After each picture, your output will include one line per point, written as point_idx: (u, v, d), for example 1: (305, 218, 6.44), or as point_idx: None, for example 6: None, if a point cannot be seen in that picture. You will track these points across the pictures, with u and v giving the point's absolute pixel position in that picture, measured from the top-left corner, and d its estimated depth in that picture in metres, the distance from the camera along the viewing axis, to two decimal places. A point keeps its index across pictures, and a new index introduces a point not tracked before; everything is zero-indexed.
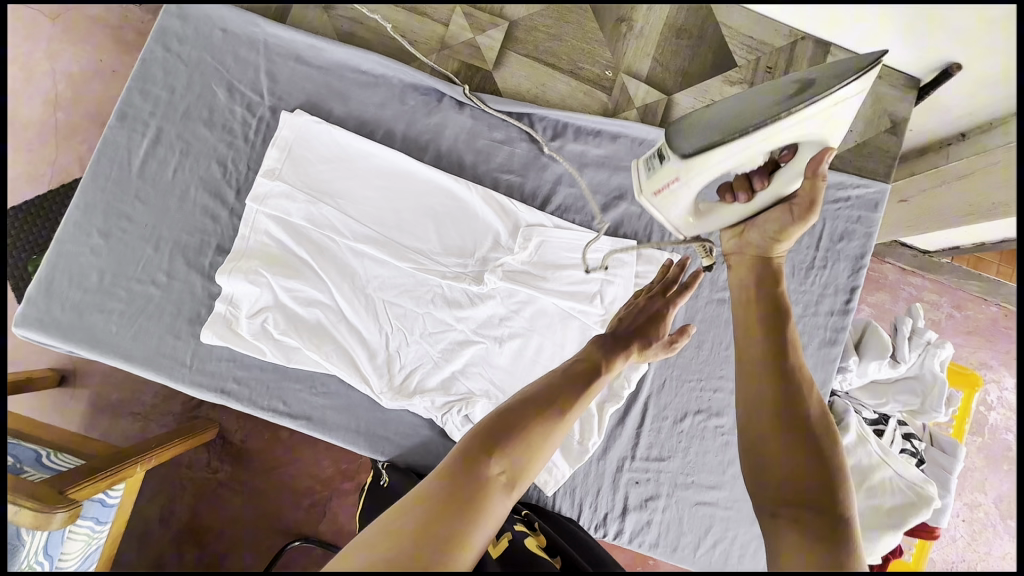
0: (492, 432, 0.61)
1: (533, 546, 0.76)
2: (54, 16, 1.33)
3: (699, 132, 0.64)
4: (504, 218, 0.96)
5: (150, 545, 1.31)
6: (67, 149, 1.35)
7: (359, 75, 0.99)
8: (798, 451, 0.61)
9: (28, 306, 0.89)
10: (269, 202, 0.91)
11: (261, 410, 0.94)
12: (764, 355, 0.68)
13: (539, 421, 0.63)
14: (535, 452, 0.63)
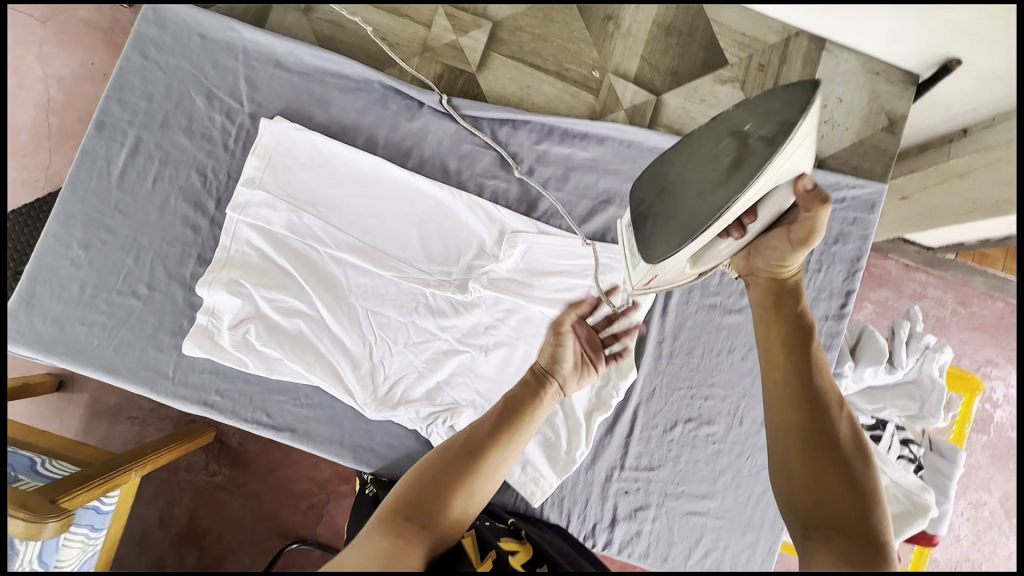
0: (420, 487, 0.62)
1: (520, 559, 0.71)
2: (45, 20, 1.32)
3: (663, 231, 0.59)
4: (489, 225, 0.95)
5: (150, 548, 1.31)
6: (61, 153, 1.34)
7: (340, 80, 0.97)
8: (829, 473, 0.57)
9: (9, 320, 0.89)
10: (249, 211, 0.89)
11: (244, 423, 0.93)
12: (791, 373, 0.63)
13: (458, 471, 0.64)
14: (458, 497, 0.63)
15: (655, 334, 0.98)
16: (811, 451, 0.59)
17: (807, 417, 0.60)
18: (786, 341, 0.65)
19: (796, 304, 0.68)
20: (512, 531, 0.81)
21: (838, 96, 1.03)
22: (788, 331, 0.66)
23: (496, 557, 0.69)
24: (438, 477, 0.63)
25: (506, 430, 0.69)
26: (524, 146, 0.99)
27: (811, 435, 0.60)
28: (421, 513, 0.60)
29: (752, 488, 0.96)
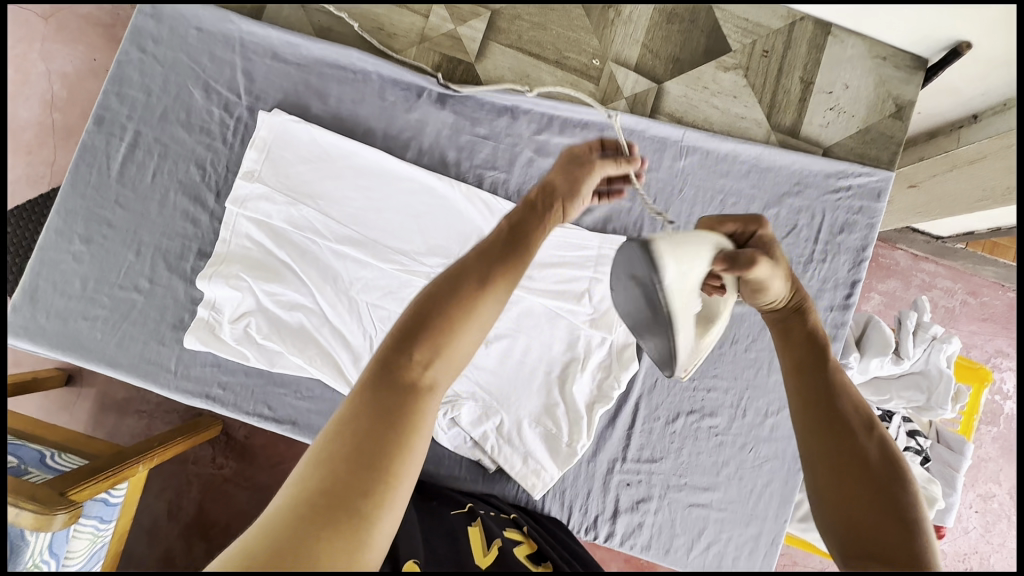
0: (413, 329, 0.51)
1: (523, 552, 0.71)
2: (48, 16, 1.32)
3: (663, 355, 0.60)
4: (489, 217, 0.94)
5: (158, 540, 1.33)
6: (66, 149, 1.35)
7: (338, 71, 0.96)
8: (869, 500, 0.49)
9: (13, 314, 0.90)
10: (248, 205, 0.89)
11: (246, 415, 0.93)
12: (811, 395, 0.55)
13: (459, 301, 0.52)
14: (462, 329, 0.52)
15: None
16: (843, 490, 0.50)
17: (834, 450, 0.52)
18: (802, 368, 0.58)
19: (809, 331, 0.60)
20: (516, 525, 0.81)
21: (843, 83, 1.01)
22: (801, 361, 0.58)
23: (501, 550, 0.69)
24: (434, 312, 0.51)
25: (512, 252, 0.57)
26: (523, 136, 0.98)
27: (844, 473, 0.50)
28: (420, 357, 0.50)
29: (755, 480, 0.95)
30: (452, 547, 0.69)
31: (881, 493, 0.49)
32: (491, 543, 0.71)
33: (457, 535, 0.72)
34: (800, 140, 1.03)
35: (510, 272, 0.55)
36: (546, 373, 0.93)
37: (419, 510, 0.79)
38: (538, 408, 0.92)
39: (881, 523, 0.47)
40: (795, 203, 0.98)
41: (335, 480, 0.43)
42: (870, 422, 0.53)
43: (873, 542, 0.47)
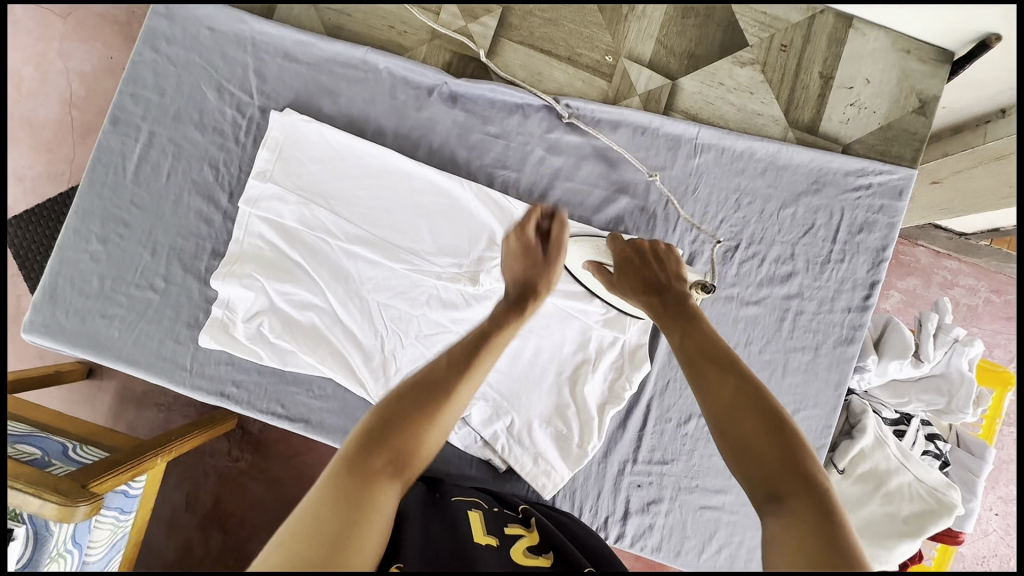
0: (381, 429, 0.60)
1: (521, 548, 0.70)
2: (65, 15, 1.33)
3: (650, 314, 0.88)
4: (500, 216, 0.93)
5: (175, 531, 1.36)
6: (84, 147, 1.37)
7: (348, 70, 0.95)
8: (762, 434, 0.59)
9: (35, 313, 0.92)
10: (261, 205, 0.90)
11: (260, 413, 0.94)
12: (703, 352, 0.68)
13: (423, 407, 0.63)
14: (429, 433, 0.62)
15: None
16: (749, 455, 0.58)
17: (728, 419, 0.61)
18: (696, 360, 0.67)
19: (698, 325, 0.72)
20: (520, 519, 0.80)
21: (864, 78, 0.98)
22: (700, 352, 0.68)
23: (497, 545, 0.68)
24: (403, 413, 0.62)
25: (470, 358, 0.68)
26: (534, 134, 0.96)
27: (746, 439, 0.59)
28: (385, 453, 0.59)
29: None
30: (449, 538, 0.68)
31: (773, 440, 0.58)
32: (488, 538, 0.70)
33: (455, 526, 0.72)
34: (819, 137, 1.00)
35: (466, 384, 0.66)
36: (557, 373, 0.92)
37: (423, 501, 0.79)
38: (548, 409, 0.92)
39: (778, 471, 0.56)
40: (813, 202, 0.96)
41: (308, 557, 0.48)
42: (760, 391, 0.62)
43: (774, 488, 0.56)
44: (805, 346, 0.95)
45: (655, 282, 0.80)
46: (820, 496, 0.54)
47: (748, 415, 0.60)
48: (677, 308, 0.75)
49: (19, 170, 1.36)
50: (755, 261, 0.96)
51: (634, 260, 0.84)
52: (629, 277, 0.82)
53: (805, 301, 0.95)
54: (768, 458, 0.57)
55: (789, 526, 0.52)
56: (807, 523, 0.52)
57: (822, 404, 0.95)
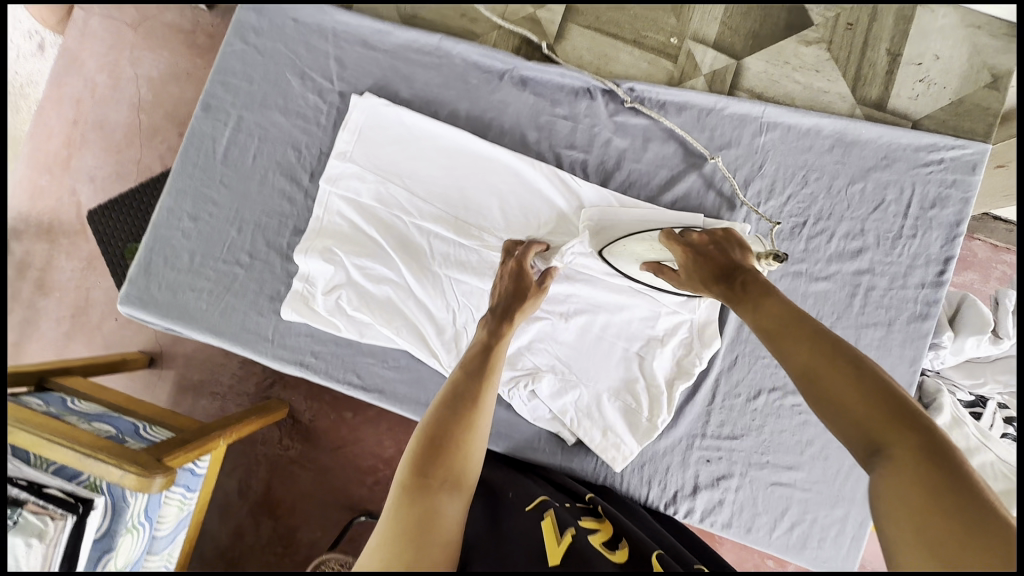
0: (430, 447, 0.65)
1: (597, 542, 0.68)
2: (137, 25, 1.45)
3: None
4: (569, 194, 0.95)
5: (233, 515, 1.41)
6: (150, 148, 1.46)
7: (423, 56, 1.00)
8: (852, 380, 0.56)
9: (131, 286, 0.98)
10: (341, 183, 0.95)
11: (337, 383, 0.98)
12: (775, 313, 0.66)
13: (465, 417, 0.70)
14: (465, 431, 0.68)
15: None
16: (837, 408, 0.56)
17: (814, 369, 0.59)
18: (777, 324, 0.65)
19: (772, 296, 0.68)
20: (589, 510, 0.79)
21: (933, 54, 0.98)
22: (776, 323, 0.65)
23: (576, 542, 0.66)
24: (449, 430, 0.68)
25: (484, 371, 0.76)
26: (600, 116, 0.99)
27: (832, 392, 0.57)
28: (445, 461, 0.65)
29: (841, 461, 0.92)
30: (524, 536, 0.67)
31: (866, 388, 0.55)
32: (563, 532, 0.68)
33: (528, 523, 0.71)
34: (887, 113, 1.00)
35: (490, 383, 0.76)
36: (625, 349, 0.94)
37: (493, 505, 0.77)
38: (617, 383, 0.94)
39: (876, 420, 0.53)
40: (882, 177, 0.95)
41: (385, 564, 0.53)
42: (842, 343, 0.60)
43: (872, 438, 0.53)
44: (877, 322, 0.94)
45: (721, 269, 0.75)
46: (927, 438, 0.51)
47: (830, 367, 0.58)
48: (755, 287, 0.69)
49: (91, 169, 1.45)
50: (823, 237, 0.95)
51: (700, 252, 0.78)
52: (697, 265, 0.77)
53: (876, 277, 0.95)
54: (859, 406, 0.55)
55: (897, 475, 0.49)
56: (914, 471, 0.49)
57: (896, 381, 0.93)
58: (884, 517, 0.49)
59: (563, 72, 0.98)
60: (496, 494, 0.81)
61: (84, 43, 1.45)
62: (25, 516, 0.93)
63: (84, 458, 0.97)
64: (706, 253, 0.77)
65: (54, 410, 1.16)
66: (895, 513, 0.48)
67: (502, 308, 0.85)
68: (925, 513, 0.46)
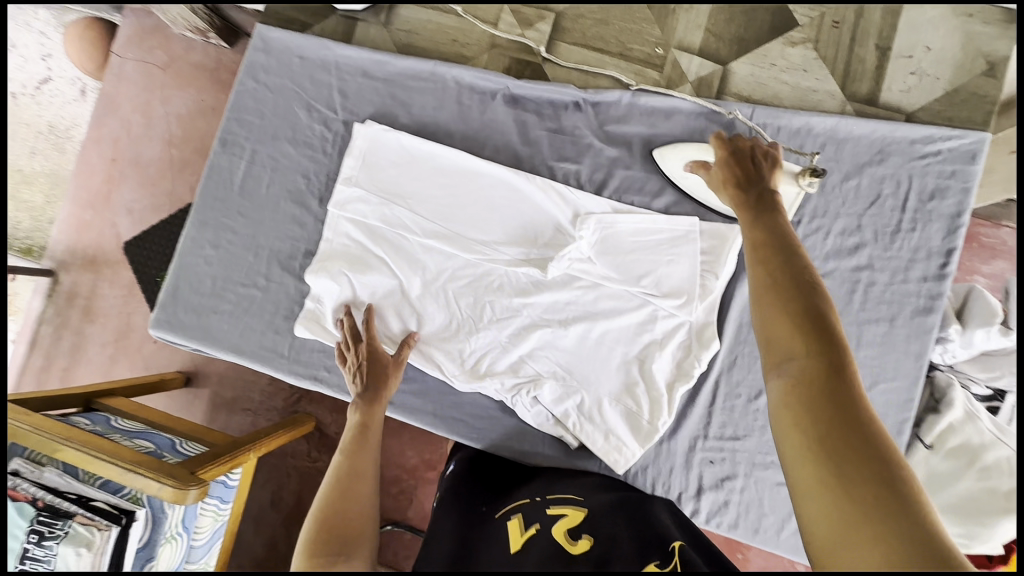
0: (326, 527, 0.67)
1: (559, 533, 0.69)
2: (165, 67, 1.57)
3: None
4: (563, 204, 0.98)
5: (264, 524, 1.48)
6: (178, 180, 1.57)
7: (419, 82, 1.05)
8: (794, 300, 0.58)
9: (160, 311, 1.06)
10: (348, 207, 1.00)
11: (349, 396, 1.03)
12: (754, 228, 0.66)
13: (352, 488, 0.73)
14: (353, 504, 0.71)
15: (738, 304, 0.97)
16: (771, 319, 0.58)
17: (765, 281, 0.61)
18: (755, 239, 0.65)
19: (773, 214, 0.68)
20: (560, 503, 0.79)
21: (924, 45, 0.98)
22: (762, 235, 0.65)
23: (536, 538, 0.69)
24: (340, 509, 0.69)
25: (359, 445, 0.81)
26: (591, 128, 1.01)
27: (771, 306, 0.59)
28: (337, 533, 0.66)
29: None
30: (493, 540, 0.70)
31: (803, 307, 0.57)
32: (528, 527, 0.71)
33: (497, 538, 0.71)
34: (879, 108, 0.99)
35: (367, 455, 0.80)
36: (624, 353, 0.96)
37: (460, 517, 0.77)
38: (618, 387, 0.95)
39: (798, 335, 0.56)
40: (877, 172, 0.95)
41: None
42: (803, 266, 0.60)
43: (789, 349, 0.56)
44: (879, 318, 0.93)
45: (748, 176, 0.73)
46: (838, 361, 0.53)
47: (782, 283, 0.59)
48: (770, 201, 0.69)
49: (128, 204, 1.57)
50: (818, 235, 0.95)
51: (737, 156, 0.75)
52: (724, 174, 0.75)
53: (876, 272, 0.94)
54: (782, 323, 0.57)
55: (792, 384, 0.53)
56: (810, 381, 0.52)
57: (903, 376, 0.91)
58: (775, 417, 0.54)
59: (552, 88, 1.02)
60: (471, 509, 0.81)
61: (121, 86, 1.58)
62: (74, 527, 1.02)
63: (125, 473, 1.05)
64: (744, 160, 0.74)
65: (99, 428, 1.25)
66: (781, 416, 0.53)
67: (370, 394, 0.89)
68: (805, 420, 0.51)
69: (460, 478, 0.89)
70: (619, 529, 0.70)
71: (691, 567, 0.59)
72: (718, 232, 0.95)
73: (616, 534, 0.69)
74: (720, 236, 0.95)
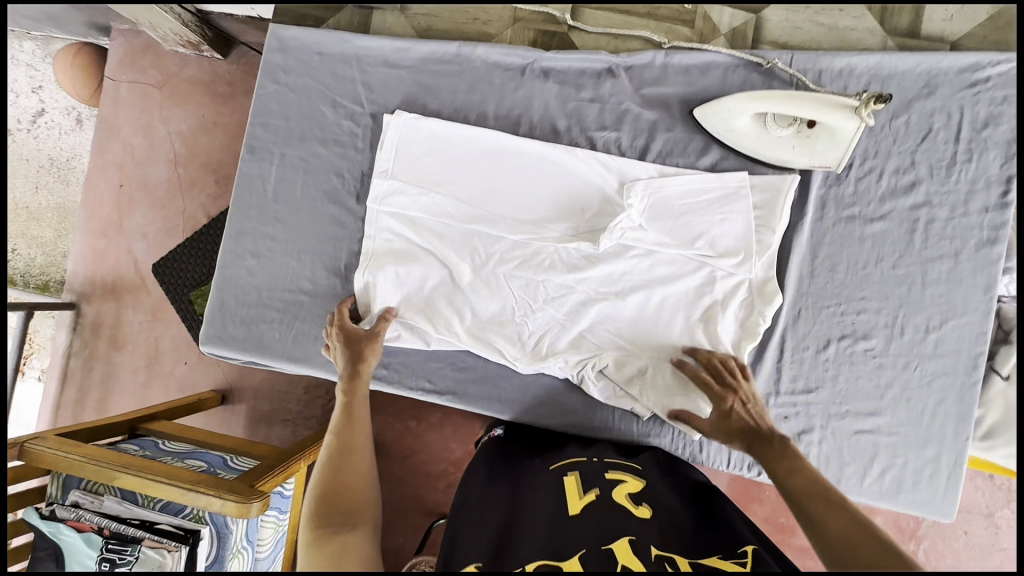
0: (327, 499, 0.74)
1: (621, 495, 0.77)
2: (162, 86, 1.54)
3: (807, 153, 0.90)
4: (607, 174, 0.96)
5: None
6: (192, 198, 1.55)
7: (443, 65, 1.03)
8: (830, 506, 0.68)
9: (208, 326, 1.05)
10: (388, 201, 0.98)
11: (410, 390, 1.02)
12: (778, 460, 0.77)
13: (348, 460, 0.79)
14: (353, 471, 0.78)
15: (796, 255, 0.94)
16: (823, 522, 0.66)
17: (810, 493, 0.70)
18: (799, 484, 0.72)
19: (791, 454, 0.78)
20: (613, 463, 0.86)
21: None
22: (790, 469, 0.75)
23: (595, 500, 0.76)
24: (338, 481, 0.76)
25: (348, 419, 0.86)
26: (627, 92, 0.99)
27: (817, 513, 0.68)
28: (338, 503, 0.73)
29: (925, 400, 0.90)
30: (552, 501, 0.77)
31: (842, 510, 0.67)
32: (587, 492, 0.78)
33: (554, 489, 0.80)
34: (922, 40, 0.98)
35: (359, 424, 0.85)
36: (686, 317, 0.94)
37: (513, 478, 0.86)
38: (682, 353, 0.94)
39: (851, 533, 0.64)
40: (926, 106, 0.92)
41: None
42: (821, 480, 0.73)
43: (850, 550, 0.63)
44: (943, 255, 0.91)
45: (747, 429, 0.84)
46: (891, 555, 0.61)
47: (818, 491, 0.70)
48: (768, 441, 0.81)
49: (142, 228, 1.55)
50: (872, 176, 0.93)
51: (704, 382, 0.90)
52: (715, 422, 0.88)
53: (935, 209, 0.92)
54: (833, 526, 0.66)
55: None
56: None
57: (972, 311, 0.90)
58: None
59: (584, 57, 0.99)
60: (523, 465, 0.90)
61: (118, 110, 1.55)
62: (144, 552, 1.01)
63: (188, 493, 1.04)
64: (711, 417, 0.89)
65: (151, 453, 1.24)
66: None
67: (349, 370, 0.92)
68: None
69: (508, 444, 0.97)
70: (674, 499, 0.80)
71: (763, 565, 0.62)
72: (769, 184, 0.93)
73: (671, 503, 0.78)
74: (772, 189, 0.93)
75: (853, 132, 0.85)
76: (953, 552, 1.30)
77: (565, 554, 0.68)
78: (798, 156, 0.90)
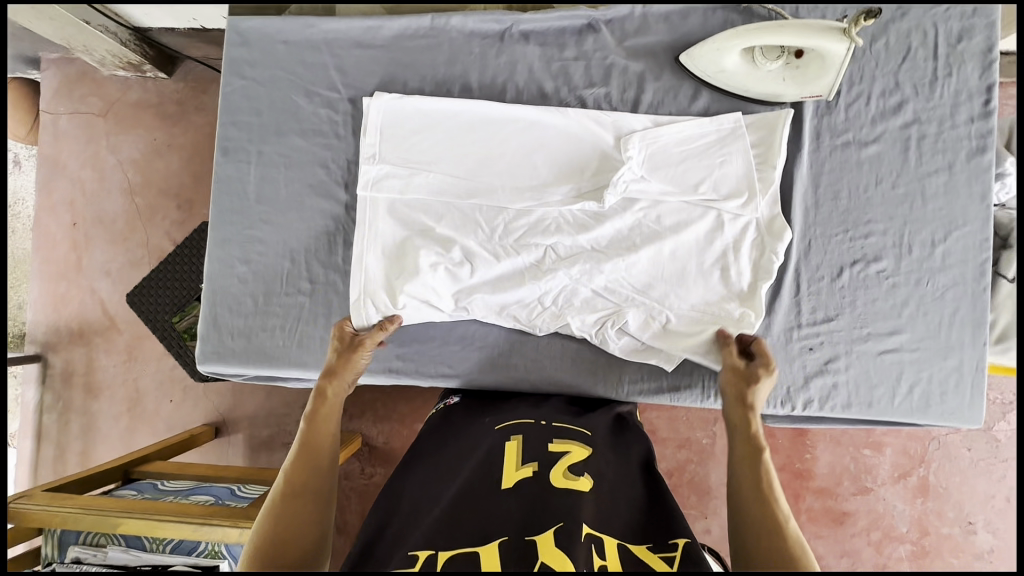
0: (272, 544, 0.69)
1: (561, 470, 0.75)
2: (104, 113, 1.45)
3: (798, 84, 0.90)
4: (604, 129, 0.94)
5: (339, 554, 1.39)
6: (153, 225, 1.45)
7: (418, 40, 0.99)
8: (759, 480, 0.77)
9: (204, 343, 0.98)
10: (380, 185, 0.94)
11: (430, 379, 0.99)
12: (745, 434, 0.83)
13: (299, 496, 0.74)
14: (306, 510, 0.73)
15: (799, 186, 0.94)
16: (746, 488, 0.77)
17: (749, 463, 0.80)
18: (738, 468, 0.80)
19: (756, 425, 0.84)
20: (562, 429, 0.84)
21: None
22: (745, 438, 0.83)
23: (530, 475, 0.75)
24: (285, 520, 0.72)
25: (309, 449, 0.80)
26: (610, 46, 0.98)
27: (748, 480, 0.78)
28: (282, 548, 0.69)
29: (941, 312, 0.92)
30: (494, 471, 0.76)
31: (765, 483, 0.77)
32: (525, 464, 0.77)
33: (494, 455, 0.79)
34: None
35: (319, 455, 0.80)
36: (701, 264, 0.93)
37: (457, 447, 0.83)
38: (699, 300, 0.93)
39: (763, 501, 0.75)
40: (902, 27, 0.94)
41: None
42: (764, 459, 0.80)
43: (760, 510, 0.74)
44: (938, 168, 0.93)
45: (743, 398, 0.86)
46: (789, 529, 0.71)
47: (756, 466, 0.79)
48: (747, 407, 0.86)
49: (103, 264, 1.45)
50: (861, 100, 0.94)
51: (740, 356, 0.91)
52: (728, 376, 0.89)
53: (924, 125, 0.93)
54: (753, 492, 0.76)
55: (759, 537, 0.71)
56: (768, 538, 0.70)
57: (973, 220, 0.92)
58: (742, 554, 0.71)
59: (562, 15, 0.97)
60: (473, 422, 0.89)
61: (61, 145, 1.45)
62: None
63: (201, 527, 0.97)
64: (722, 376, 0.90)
65: (150, 495, 1.16)
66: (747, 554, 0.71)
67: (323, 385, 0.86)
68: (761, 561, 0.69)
69: (466, 407, 0.95)
70: (619, 475, 0.79)
71: (692, 566, 0.64)
72: (763, 120, 0.93)
73: (610, 474, 0.78)
74: (768, 126, 0.93)
75: (845, 56, 0.85)
76: (962, 469, 1.34)
77: (488, 538, 0.66)
78: (789, 87, 0.91)
